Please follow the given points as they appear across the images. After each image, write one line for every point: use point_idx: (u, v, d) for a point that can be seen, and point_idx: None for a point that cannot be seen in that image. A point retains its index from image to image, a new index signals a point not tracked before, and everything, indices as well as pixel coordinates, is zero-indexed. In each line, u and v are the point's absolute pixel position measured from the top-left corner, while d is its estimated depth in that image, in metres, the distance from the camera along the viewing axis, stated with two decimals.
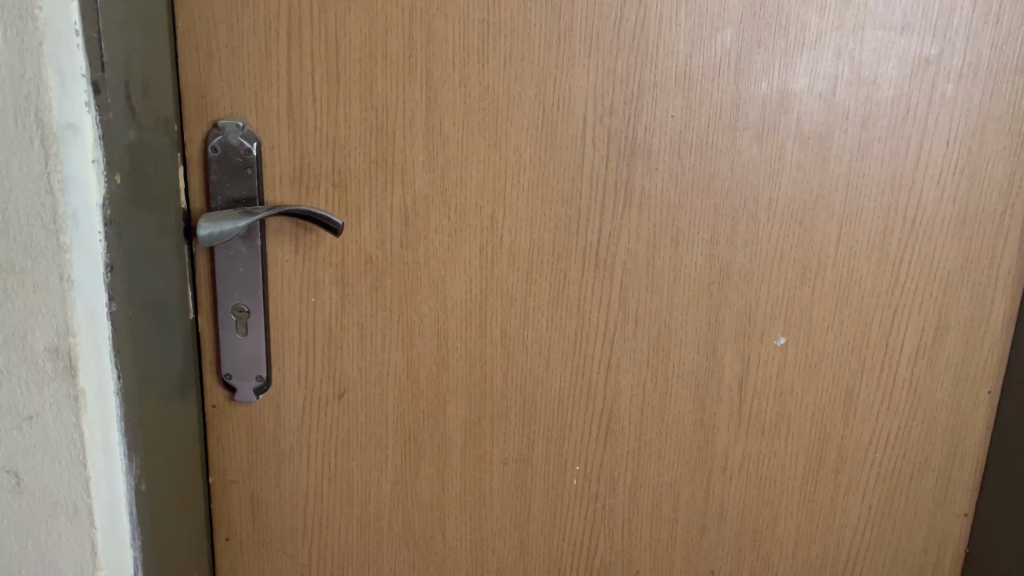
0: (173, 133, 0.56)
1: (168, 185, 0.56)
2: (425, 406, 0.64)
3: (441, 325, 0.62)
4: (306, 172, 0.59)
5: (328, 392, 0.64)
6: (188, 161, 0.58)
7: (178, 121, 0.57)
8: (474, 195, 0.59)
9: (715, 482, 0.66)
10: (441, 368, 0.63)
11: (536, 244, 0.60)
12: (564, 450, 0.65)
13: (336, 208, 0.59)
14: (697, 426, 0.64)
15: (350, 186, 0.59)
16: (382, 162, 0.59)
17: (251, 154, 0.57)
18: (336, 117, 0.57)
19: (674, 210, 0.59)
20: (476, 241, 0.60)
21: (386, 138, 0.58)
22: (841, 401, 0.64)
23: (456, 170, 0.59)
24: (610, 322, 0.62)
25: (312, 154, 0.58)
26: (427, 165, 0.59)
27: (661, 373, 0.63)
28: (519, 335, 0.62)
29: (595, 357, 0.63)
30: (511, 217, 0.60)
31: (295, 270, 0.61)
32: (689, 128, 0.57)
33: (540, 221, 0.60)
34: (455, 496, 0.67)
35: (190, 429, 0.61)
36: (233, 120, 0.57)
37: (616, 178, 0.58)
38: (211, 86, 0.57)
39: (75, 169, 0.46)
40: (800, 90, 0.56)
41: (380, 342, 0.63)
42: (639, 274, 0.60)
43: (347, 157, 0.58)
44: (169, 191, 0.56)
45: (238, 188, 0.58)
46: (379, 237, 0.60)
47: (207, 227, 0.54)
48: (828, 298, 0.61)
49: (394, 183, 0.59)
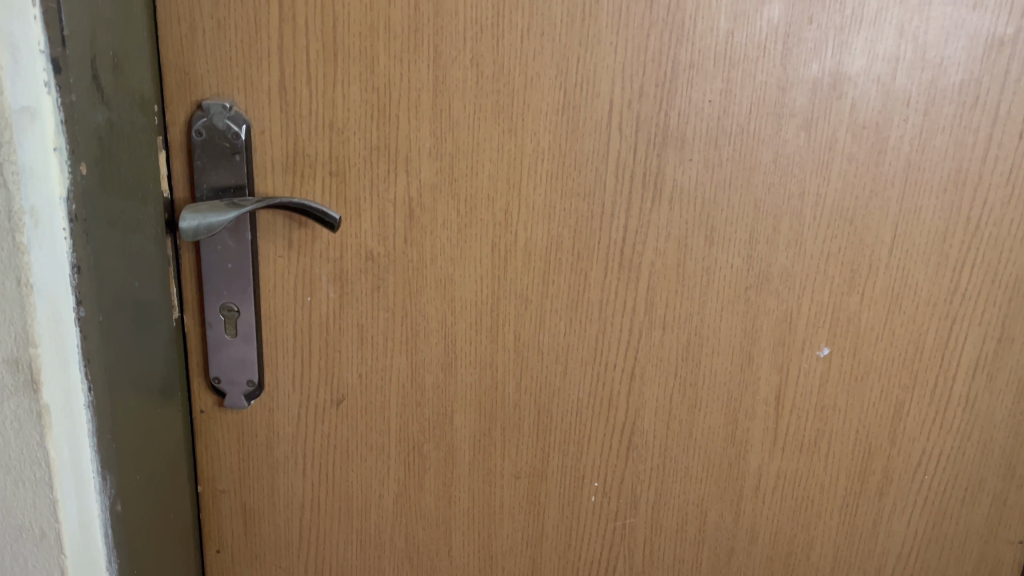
0: (152, 113, 0.51)
1: (145, 173, 0.50)
2: (430, 415, 0.59)
3: (448, 329, 0.57)
4: (301, 160, 0.53)
5: (326, 399, 0.59)
6: (171, 145, 0.53)
7: (159, 100, 0.51)
8: (487, 186, 0.54)
9: (747, 502, 0.59)
10: (448, 374, 0.58)
11: (554, 243, 0.55)
12: (582, 464, 0.60)
13: (333, 200, 0.54)
14: (729, 442, 0.58)
15: (349, 175, 0.53)
16: (384, 149, 0.53)
17: (239, 138, 0.52)
18: (333, 98, 0.52)
19: (709, 205, 0.53)
20: (488, 238, 0.55)
21: (389, 122, 0.52)
22: (890, 420, 0.57)
23: (466, 159, 0.53)
24: (635, 329, 0.56)
25: (307, 139, 0.53)
26: (435, 153, 0.53)
27: (689, 385, 0.57)
28: (535, 341, 0.57)
29: (617, 366, 0.57)
30: (527, 211, 0.54)
31: (289, 267, 0.56)
32: (729, 115, 0.51)
33: (558, 218, 0.54)
34: (463, 511, 0.62)
35: (175, 437, 0.57)
36: (219, 101, 0.51)
37: (645, 169, 0.52)
38: (195, 62, 0.51)
39: (35, 161, 0.40)
40: (855, 73, 0.50)
41: (382, 345, 0.58)
42: (668, 276, 0.54)
43: (345, 143, 0.53)
44: (146, 179, 0.51)
45: (225, 175, 0.52)
46: (381, 232, 0.55)
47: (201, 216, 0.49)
48: (879, 306, 0.54)
49: (398, 172, 0.53)
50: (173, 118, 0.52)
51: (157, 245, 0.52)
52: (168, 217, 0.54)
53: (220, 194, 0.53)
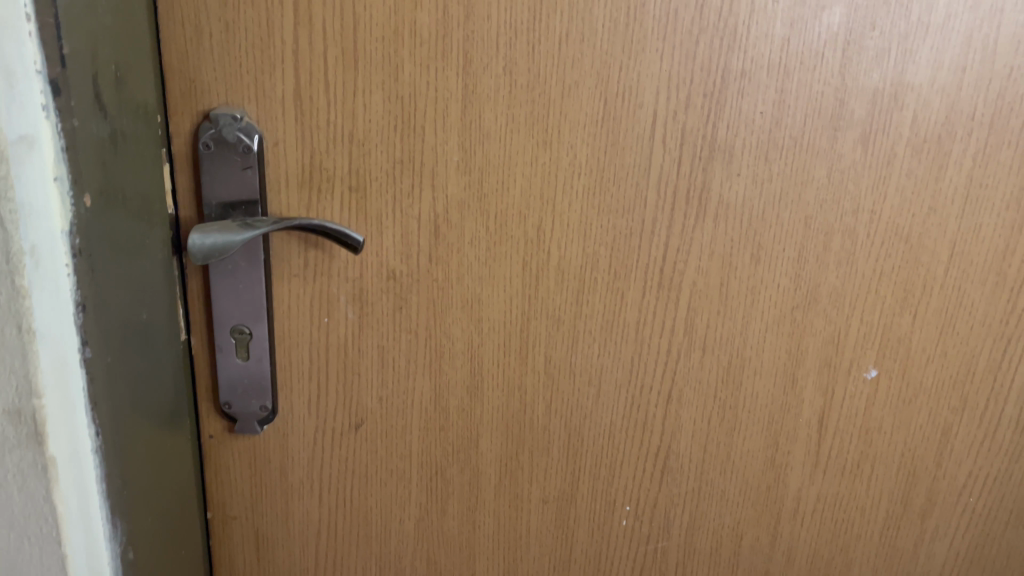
0: (156, 124, 0.46)
1: (148, 191, 0.46)
2: (454, 439, 0.57)
3: (475, 350, 0.54)
4: (318, 174, 0.49)
5: (344, 422, 0.56)
6: (175, 156, 0.48)
7: (163, 109, 0.47)
8: (518, 202, 0.50)
9: (784, 525, 0.57)
10: (474, 397, 0.55)
11: (590, 261, 0.51)
12: (613, 488, 0.57)
13: (352, 216, 0.50)
14: (768, 465, 0.56)
15: (370, 190, 0.50)
16: (408, 163, 0.49)
17: (251, 151, 0.48)
18: (353, 108, 0.48)
19: (756, 222, 0.49)
20: (518, 256, 0.51)
21: (414, 134, 0.48)
22: (937, 442, 0.55)
23: (497, 173, 0.49)
24: (674, 351, 0.53)
25: (324, 152, 0.49)
26: (463, 167, 0.49)
27: (729, 408, 0.54)
28: (566, 363, 0.54)
29: (653, 389, 0.54)
30: (561, 228, 0.50)
31: (304, 286, 0.52)
32: (781, 127, 0.47)
33: (594, 235, 0.50)
34: (487, 536, 0.59)
35: (184, 464, 0.54)
36: (229, 112, 0.47)
37: (690, 184, 0.49)
38: (202, 69, 0.46)
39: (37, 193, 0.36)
40: (918, 83, 0.46)
41: (404, 368, 0.55)
42: (710, 295, 0.51)
43: (366, 156, 0.49)
44: (150, 197, 0.46)
45: (236, 192, 0.48)
46: (404, 250, 0.51)
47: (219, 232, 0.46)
48: (931, 326, 0.52)
49: (423, 187, 0.50)
50: (178, 128, 0.48)
51: (162, 267, 0.49)
52: (173, 234, 0.50)
53: (229, 211, 0.49)
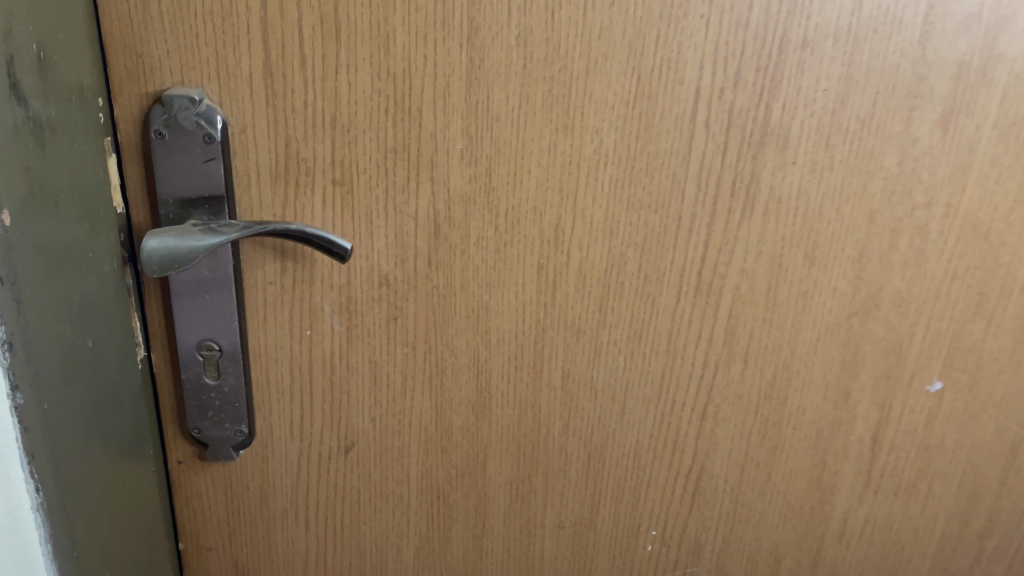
0: (97, 110, 0.39)
1: (91, 191, 0.39)
2: (459, 461, 0.50)
3: (482, 364, 0.47)
4: (295, 166, 0.42)
5: (332, 445, 0.50)
6: (123, 146, 0.42)
7: (107, 90, 0.40)
8: (532, 197, 0.42)
9: (828, 549, 0.52)
10: (480, 416, 0.49)
11: (616, 263, 0.44)
12: (637, 512, 0.51)
13: (337, 213, 0.43)
14: (813, 485, 0.50)
15: (356, 184, 0.42)
16: (403, 152, 0.42)
17: (212, 140, 0.40)
18: (334, 88, 0.40)
19: (811, 218, 0.42)
20: (532, 258, 0.44)
21: (409, 118, 0.41)
22: (1002, 457, 0.49)
23: (508, 163, 0.42)
24: (711, 363, 0.46)
25: (302, 140, 0.41)
26: (468, 157, 0.42)
27: (771, 425, 0.48)
28: (587, 377, 0.47)
29: (686, 406, 0.47)
30: (583, 227, 0.43)
31: (282, 296, 0.45)
32: (847, 107, 0.40)
33: (622, 235, 0.43)
34: (496, 564, 0.53)
35: (150, 498, 0.47)
36: (186, 93, 0.40)
37: (736, 174, 0.41)
38: (150, 40, 0.39)
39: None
40: (1012, 54, 0.39)
41: (400, 384, 0.48)
42: (755, 302, 0.44)
43: (352, 145, 0.41)
44: (94, 198, 0.39)
45: (195, 186, 0.41)
46: (398, 253, 0.44)
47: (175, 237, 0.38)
48: (1006, 333, 0.46)
49: (421, 180, 0.42)
50: (125, 112, 0.41)
51: (113, 277, 0.41)
52: (125, 236, 0.43)
53: (189, 210, 0.42)
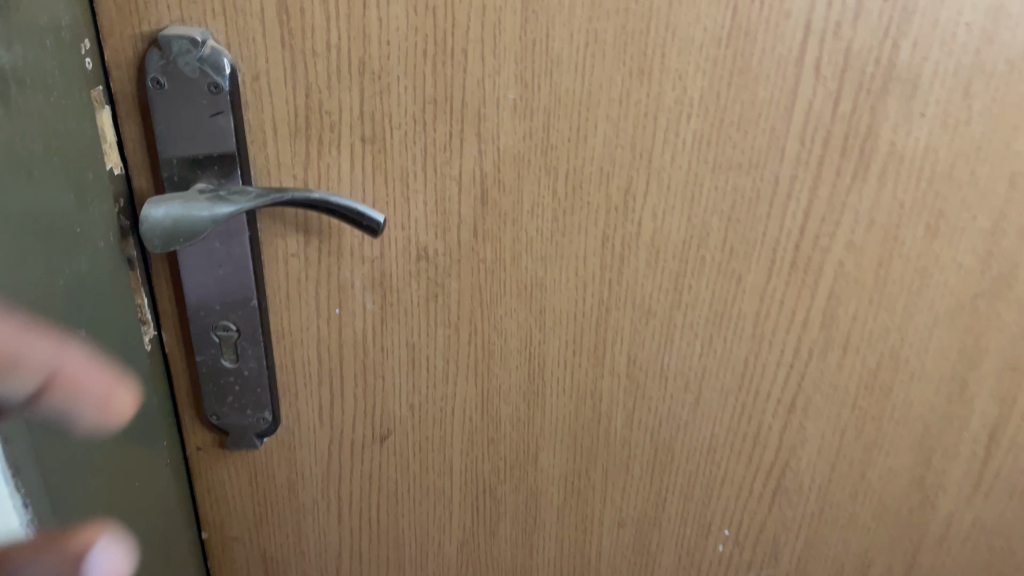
0: (81, 56, 0.33)
1: (77, 153, 0.33)
2: (507, 453, 0.44)
3: (535, 348, 0.41)
4: (317, 120, 0.36)
5: (365, 433, 0.44)
6: (117, 97, 0.36)
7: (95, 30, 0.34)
8: (598, 156, 0.36)
9: (926, 554, 0.46)
10: (533, 404, 0.43)
11: (697, 235, 0.37)
12: (708, 511, 0.45)
13: (367, 175, 0.37)
14: (915, 486, 0.43)
15: (390, 141, 0.36)
16: (444, 103, 0.35)
17: (219, 90, 0.34)
18: (363, 25, 0.33)
19: (937, 181, 0.35)
20: (596, 228, 0.37)
21: (452, 62, 0.34)
22: None
23: (570, 116, 0.35)
24: (804, 350, 0.39)
25: (325, 88, 0.35)
26: (521, 108, 0.35)
27: (870, 420, 0.41)
28: (656, 364, 0.41)
29: (771, 398, 0.41)
30: (659, 192, 0.36)
31: (306, 270, 0.39)
32: (994, 44, 0.32)
33: (704, 202, 0.36)
34: (548, 560, 0.48)
35: (166, 497, 0.42)
36: (187, 35, 0.34)
37: (848, 129, 0.34)
38: None
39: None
40: None
41: (442, 369, 0.42)
42: (861, 280, 0.37)
43: (385, 95, 0.35)
44: (82, 161, 0.33)
45: (201, 144, 0.35)
46: (440, 221, 0.38)
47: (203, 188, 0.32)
48: None
49: (465, 136, 0.36)
50: (118, 57, 0.35)
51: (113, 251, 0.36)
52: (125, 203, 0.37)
53: (195, 173, 0.36)
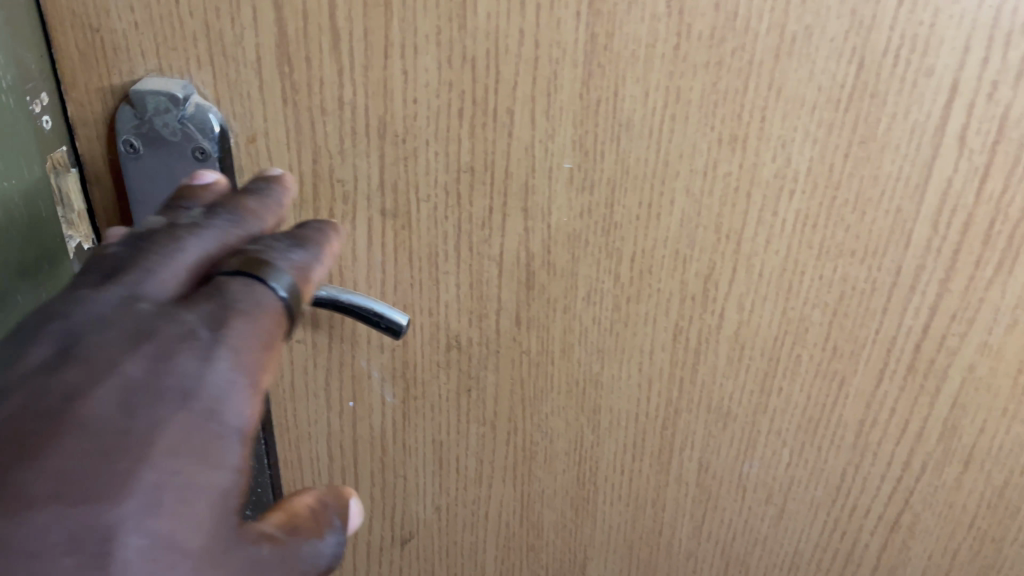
0: (34, 116, 0.27)
1: (21, 239, 0.27)
2: (551, 561, 0.38)
3: (587, 452, 0.34)
4: (327, 190, 0.29)
5: (384, 537, 0.38)
6: (84, 158, 0.29)
7: (56, 79, 0.28)
8: (674, 238, 0.29)
9: None
10: (582, 511, 0.36)
11: (792, 332, 0.30)
12: None
13: (387, 253, 0.30)
14: None
15: (416, 215, 0.30)
16: (484, 171, 0.28)
17: (207, 156, 0.28)
18: (384, 79, 0.27)
19: None
20: (668, 322, 0.30)
21: (495, 123, 0.27)
22: None
23: (640, 190, 0.28)
24: (914, 463, 0.33)
25: (337, 153, 0.28)
26: (580, 179, 0.28)
27: (990, 541, 0.35)
28: (734, 474, 0.34)
29: (870, 514, 0.34)
30: (748, 282, 0.29)
31: (314, 360, 0.33)
32: None
33: (805, 294, 0.29)
34: None
35: None
36: (167, 88, 0.27)
37: (995, 212, 0.27)
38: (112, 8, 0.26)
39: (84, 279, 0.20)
40: None
41: (476, 470, 0.36)
42: (997, 390, 0.31)
43: (411, 160, 0.28)
44: (26, 248, 0.27)
45: None
46: (476, 307, 0.31)
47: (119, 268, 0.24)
48: None
49: (510, 211, 0.29)
50: (85, 113, 0.28)
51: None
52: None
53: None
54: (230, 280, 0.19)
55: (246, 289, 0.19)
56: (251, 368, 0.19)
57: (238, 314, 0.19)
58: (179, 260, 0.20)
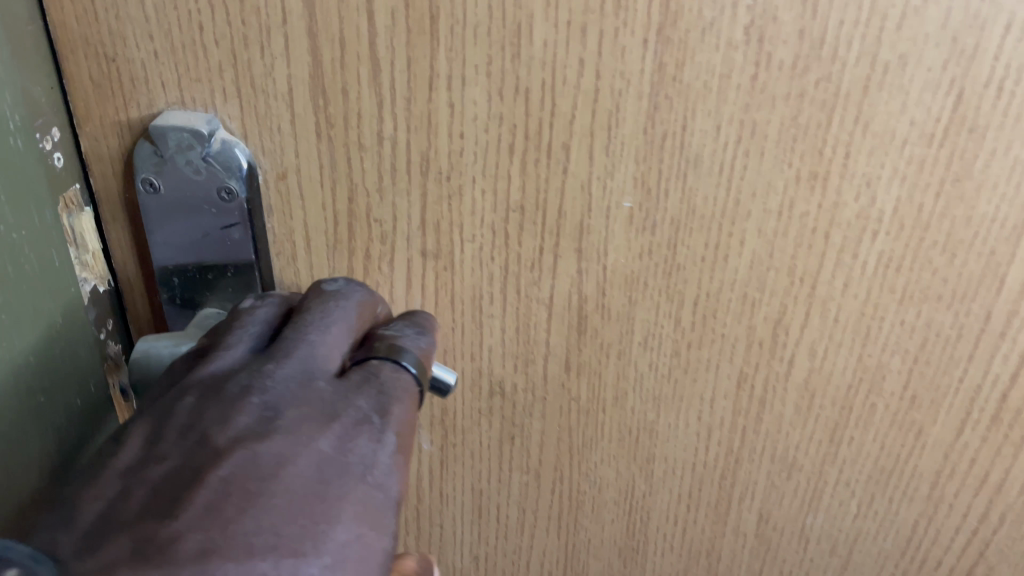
0: (46, 153, 0.24)
1: (43, 292, 0.24)
2: None
3: (639, 502, 0.32)
4: (364, 229, 0.27)
5: None
6: (100, 196, 0.27)
7: (68, 112, 0.25)
8: (742, 281, 0.26)
9: None
10: (632, 562, 0.34)
11: (868, 379, 0.28)
12: None
13: (428, 296, 0.28)
14: None
15: (460, 256, 0.27)
16: (536, 210, 0.26)
17: (234, 196, 0.26)
18: (428, 112, 0.25)
19: None
20: (733, 368, 0.28)
21: (549, 160, 0.25)
22: None
23: (708, 230, 0.26)
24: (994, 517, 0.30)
25: (375, 191, 0.26)
26: (643, 219, 0.26)
27: None
28: (797, 524, 0.32)
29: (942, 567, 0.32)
30: (823, 328, 0.27)
31: None
32: None
33: (884, 341, 0.27)
34: None
35: None
36: (191, 124, 0.25)
37: None
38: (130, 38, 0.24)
39: (243, 355, 0.22)
40: None
41: (519, 519, 0.33)
42: None
43: (456, 199, 0.26)
44: (50, 301, 0.24)
45: (205, 258, 0.27)
46: (523, 353, 0.29)
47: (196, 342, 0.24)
48: None
49: (563, 252, 0.27)
50: (101, 148, 0.26)
51: (98, 397, 0.28)
52: (112, 327, 0.29)
53: (203, 294, 0.28)
54: (381, 364, 0.22)
55: (397, 381, 0.22)
56: (402, 453, 0.21)
57: (395, 398, 0.21)
58: (338, 332, 0.23)
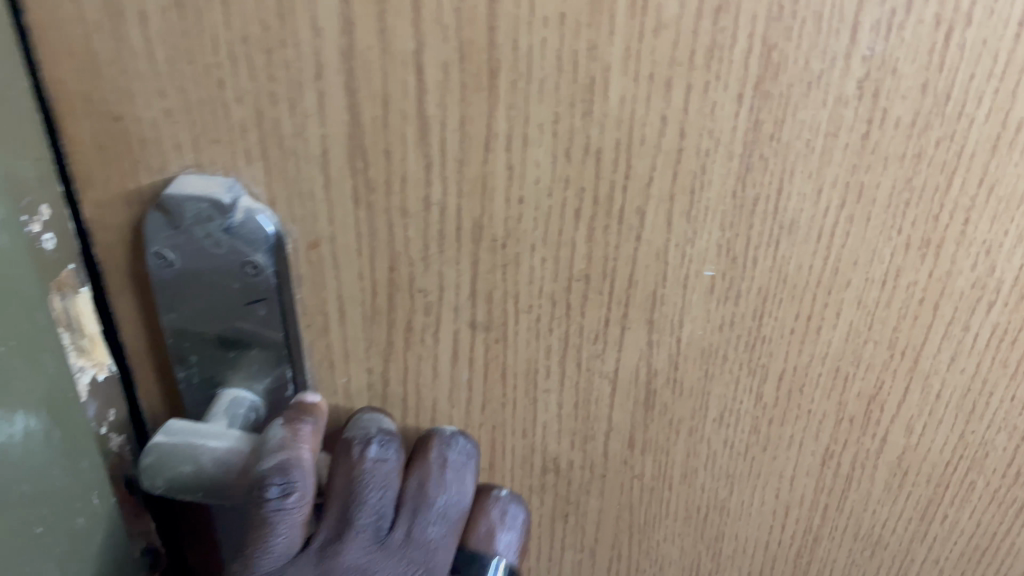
0: (35, 236, 0.21)
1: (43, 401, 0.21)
2: None
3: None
4: (406, 300, 0.24)
5: None
6: (105, 267, 0.24)
7: (66, 178, 0.22)
8: (837, 355, 0.24)
9: None
10: None
11: (970, 454, 0.25)
12: None
13: (477, 370, 0.25)
14: None
15: (515, 329, 0.24)
16: (604, 280, 0.23)
17: (262, 268, 0.23)
18: (483, 176, 0.21)
19: None
20: (819, 444, 0.25)
21: (622, 226, 0.22)
22: None
23: (800, 302, 0.23)
24: None
25: (419, 260, 0.23)
26: (726, 290, 0.23)
27: None
28: None
29: None
30: (923, 403, 0.24)
31: None
32: None
33: (991, 416, 0.24)
34: None
35: None
36: (210, 191, 0.21)
37: None
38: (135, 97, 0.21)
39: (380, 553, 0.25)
40: None
41: None
42: None
43: (513, 270, 0.23)
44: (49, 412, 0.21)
45: (231, 333, 0.24)
46: (582, 429, 0.26)
47: (286, 425, 0.23)
48: None
49: (633, 324, 0.24)
50: (106, 218, 0.23)
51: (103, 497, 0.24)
52: (114, 417, 0.25)
53: (225, 371, 0.25)
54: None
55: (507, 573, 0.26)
56: None
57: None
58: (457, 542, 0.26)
